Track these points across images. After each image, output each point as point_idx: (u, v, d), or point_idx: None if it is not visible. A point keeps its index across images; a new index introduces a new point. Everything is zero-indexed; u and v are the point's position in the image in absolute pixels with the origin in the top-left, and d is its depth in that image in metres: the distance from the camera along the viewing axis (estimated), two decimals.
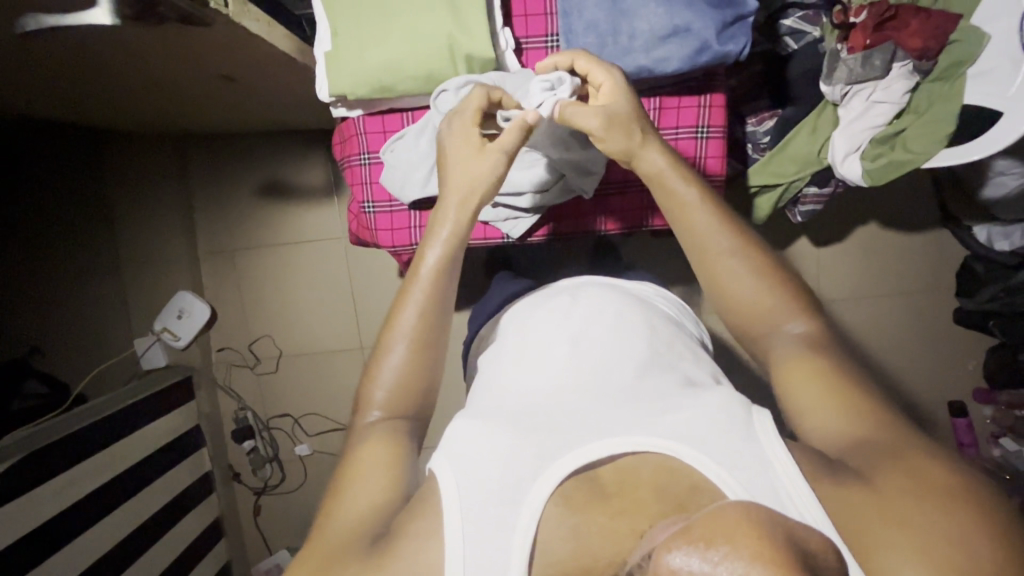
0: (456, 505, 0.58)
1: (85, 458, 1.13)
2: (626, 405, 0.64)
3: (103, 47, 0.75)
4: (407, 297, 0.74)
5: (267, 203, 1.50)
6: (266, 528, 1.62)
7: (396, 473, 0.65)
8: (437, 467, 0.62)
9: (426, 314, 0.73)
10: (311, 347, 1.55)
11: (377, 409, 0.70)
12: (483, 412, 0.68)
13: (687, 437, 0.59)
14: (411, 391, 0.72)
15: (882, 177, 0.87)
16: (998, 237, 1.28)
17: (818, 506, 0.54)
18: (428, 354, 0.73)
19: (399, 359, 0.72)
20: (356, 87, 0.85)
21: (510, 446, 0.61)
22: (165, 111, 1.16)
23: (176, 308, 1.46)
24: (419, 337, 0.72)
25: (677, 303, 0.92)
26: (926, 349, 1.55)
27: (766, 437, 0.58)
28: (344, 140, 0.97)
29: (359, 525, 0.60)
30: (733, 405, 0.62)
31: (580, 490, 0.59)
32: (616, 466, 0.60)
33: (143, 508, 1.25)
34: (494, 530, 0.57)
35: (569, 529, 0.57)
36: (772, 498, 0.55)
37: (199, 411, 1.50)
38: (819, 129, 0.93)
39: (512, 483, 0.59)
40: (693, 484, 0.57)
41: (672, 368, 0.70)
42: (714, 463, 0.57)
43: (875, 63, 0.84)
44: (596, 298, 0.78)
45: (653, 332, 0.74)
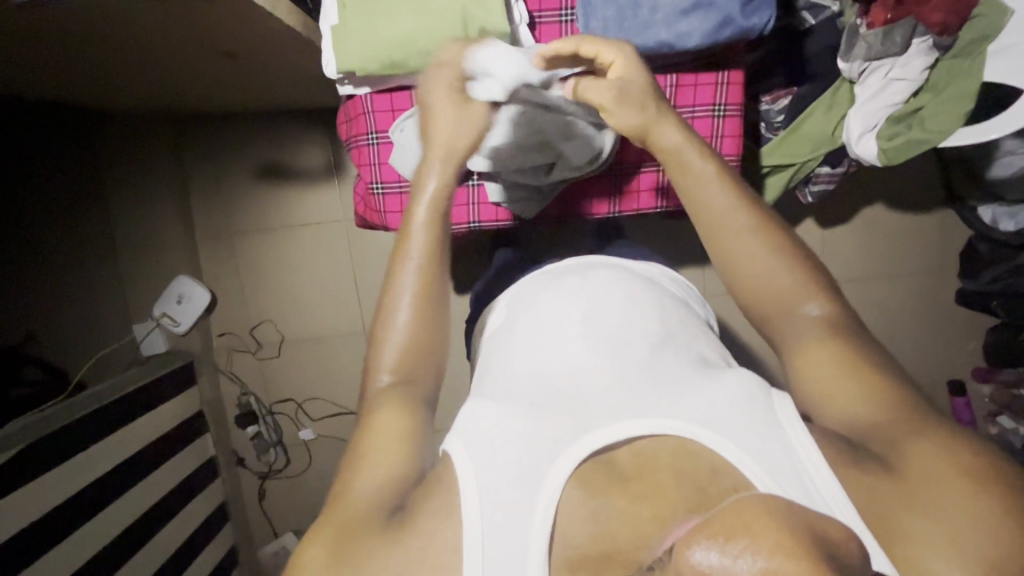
0: (473, 487, 0.57)
1: (90, 446, 1.11)
2: (644, 386, 0.63)
3: (101, 19, 0.71)
4: (402, 255, 0.74)
5: (265, 185, 1.47)
6: (271, 512, 1.63)
7: (410, 447, 0.64)
8: (451, 449, 0.61)
9: (427, 282, 0.73)
10: (313, 331, 1.54)
11: (386, 372, 0.71)
12: (495, 394, 0.67)
13: (708, 420, 0.59)
14: (422, 356, 0.72)
15: (897, 156, 0.85)
16: (1003, 217, 1.26)
17: (840, 489, 0.54)
18: (427, 317, 0.73)
19: (404, 322, 0.72)
20: (366, 62, 0.82)
21: (526, 428, 0.60)
22: (161, 89, 1.13)
23: (176, 293, 1.44)
24: (424, 298, 0.73)
25: (686, 285, 0.92)
26: (927, 330, 1.56)
27: (787, 421, 0.58)
28: (350, 119, 0.94)
29: (373, 499, 0.60)
30: (753, 387, 0.62)
31: (597, 474, 0.58)
32: (634, 449, 0.59)
33: (149, 494, 1.25)
34: (512, 513, 0.55)
35: (588, 513, 0.56)
36: (799, 489, 0.55)
37: (201, 397, 1.49)
38: (835, 106, 0.91)
39: (529, 465, 0.58)
40: (713, 467, 0.56)
41: (685, 348, 0.70)
42: (734, 445, 0.57)
43: (895, 38, 0.82)
44: (608, 277, 0.78)
45: (665, 312, 0.75)
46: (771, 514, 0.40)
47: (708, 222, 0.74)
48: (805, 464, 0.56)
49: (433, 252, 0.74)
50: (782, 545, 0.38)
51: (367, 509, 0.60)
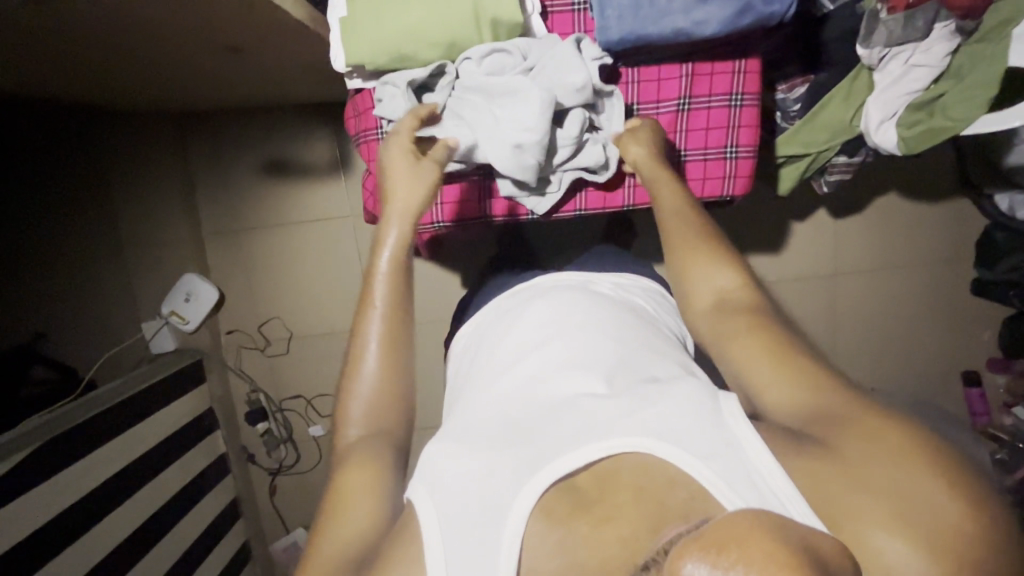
0: (436, 528, 0.58)
1: (100, 444, 1.11)
2: (600, 410, 0.63)
3: (105, 16, 0.70)
4: (367, 308, 0.76)
5: (270, 181, 1.46)
6: (282, 508, 1.63)
7: (376, 492, 0.65)
8: (415, 495, 0.62)
9: (391, 325, 0.75)
10: (321, 327, 1.53)
11: (354, 426, 0.71)
12: (462, 434, 0.68)
13: (660, 433, 0.58)
14: (390, 399, 0.73)
15: (916, 145, 0.84)
16: (1021, 206, 1.24)
17: (791, 485, 0.54)
18: (394, 344, 0.75)
19: (374, 357, 0.74)
20: (375, 55, 0.80)
21: (486, 468, 0.61)
22: (162, 86, 1.12)
23: (184, 291, 1.43)
24: (387, 340, 0.74)
25: (659, 296, 0.94)
26: (942, 320, 1.54)
27: (735, 423, 0.58)
28: (357, 114, 0.90)
29: (353, 546, 0.61)
30: (700, 395, 0.62)
31: (558, 502, 0.57)
32: (591, 473, 0.58)
33: (160, 492, 1.25)
34: (478, 553, 0.56)
35: (555, 545, 0.55)
36: (757, 492, 0.53)
37: (211, 394, 1.49)
38: (853, 96, 0.89)
39: (490, 501, 0.58)
40: (670, 480, 0.55)
41: (642, 368, 0.71)
42: (687, 454, 0.56)
43: (917, 24, 0.81)
44: (568, 305, 0.80)
45: (626, 335, 0.75)
46: (770, 529, 0.39)
47: (683, 256, 0.78)
48: (757, 467, 0.55)
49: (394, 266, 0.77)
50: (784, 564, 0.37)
51: (349, 556, 0.61)
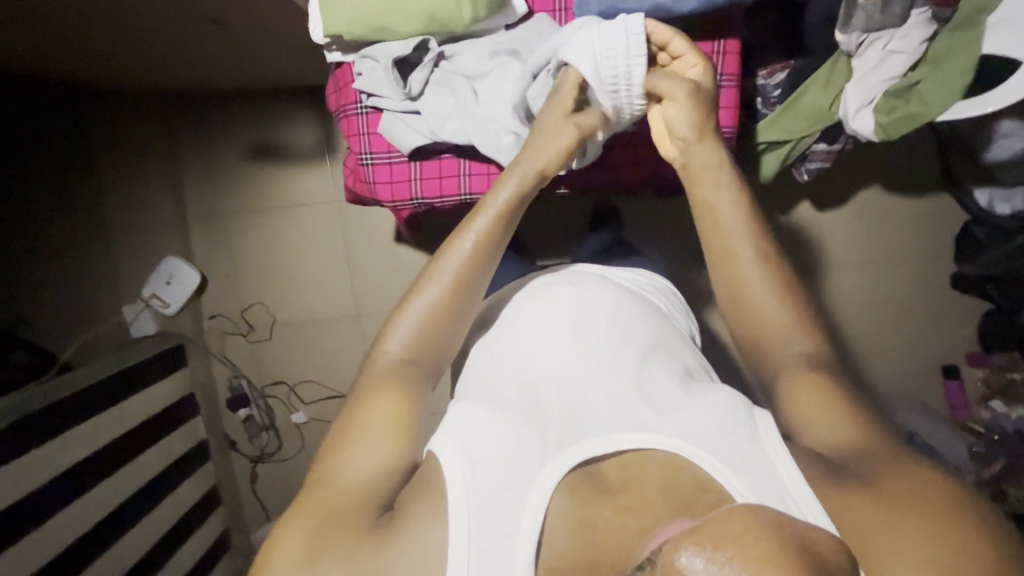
0: (466, 491, 0.59)
1: (77, 423, 1.11)
2: (632, 397, 0.66)
3: None
4: (433, 271, 0.75)
5: (255, 165, 1.45)
6: (264, 495, 1.62)
7: (406, 441, 0.68)
8: (440, 449, 0.63)
9: (451, 296, 0.74)
10: (305, 313, 1.52)
11: (400, 346, 0.73)
12: (485, 399, 0.69)
13: (694, 437, 0.62)
14: (432, 348, 0.74)
15: (895, 131, 0.85)
16: (999, 201, 1.25)
17: (818, 505, 0.58)
18: (462, 302, 0.75)
19: (436, 296, 0.74)
20: (352, 25, 0.79)
21: (518, 438, 0.63)
22: (143, 65, 1.11)
23: (166, 274, 1.44)
24: (446, 309, 0.74)
25: (671, 295, 0.95)
26: (924, 315, 1.55)
27: (770, 442, 0.62)
28: (338, 89, 0.90)
29: (369, 487, 0.64)
30: (736, 403, 0.66)
31: (585, 483, 0.61)
32: (617, 462, 0.62)
33: (138, 475, 1.24)
34: (501, 517, 0.58)
35: (575, 521, 0.59)
36: (777, 499, 0.58)
37: (193, 379, 1.48)
38: (832, 81, 0.90)
39: (519, 471, 0.60)
40: (700, 482, 0.59)
41: (669, 360, 0.74)
42: (716, 459, 0.60)
43: (894, 10, 0.82)
44: (597, 290, 0.81)
45: (653, 326, 0.78)
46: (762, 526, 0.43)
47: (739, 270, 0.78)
48: (784, 483, 0.59)
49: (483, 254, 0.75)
50: (770, 556, 0.41)
51: (364, 494, 0.64)
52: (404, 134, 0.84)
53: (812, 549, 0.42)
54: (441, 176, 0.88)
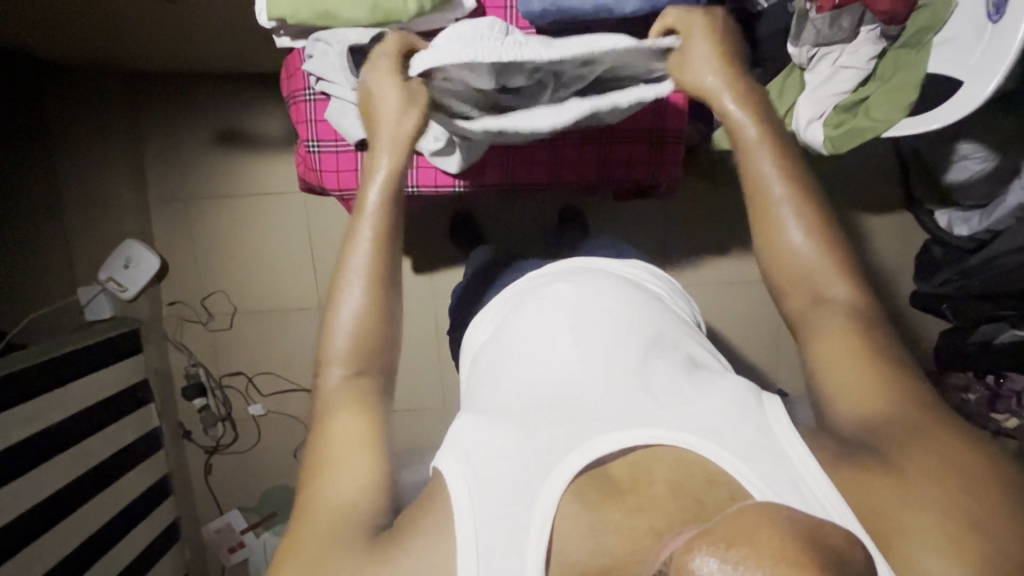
0: (468, 502, 0.54)
1: (19, 402, 1.08)
2: (634, 393, 0.61)
3: None
4: (354, 240, 0.70)
5: (222, 153, 1.44)
6: (217, 488, 1.59)
7: (376, 442, 0.62)
8: (445, 465, 0.58)
9: (375, 263, 0.69)
10: (267, 303, 1.51)
11: (336, 365, 0.67)
12: (486, 406, 0.64)
13: (704, 430, 0.56)
14: (373, 339, 0.68)
15: (843, 145, 0.85)
16: (958, 222, 1.29)
17: (841, 500, 0.51)
18: (381, 303, 0.68)
19: (354, 303, 0.68)
20: (298, 10, 0.77)
21: (518, 443, 0.57)
22: (105, 43, 1.10)
23: (123, 257, 1.41)
24: (373, 274, 0.69)
25: (668, 281, 0.90)
26: None
27: (782, 428, 0.56)
28: (291, 74, 0.89)
29: (355, 506, 0.58)
30: (743, 392, 0.60)
31: (592, 484, 0.56)
32: (626, 461, 0.57)
33: (81, 460, 1.21)
34: (506, 529, 0.53)
35: (587, 528, 0.53)
36: (793, 490, 0.52)
37: (147, 365, 1.46)
38: (785, 93, 0.92)
39: (522, 479, 0.55)
40: (709, 476, 0.54)
41: (673, 351, 0.68)
42: (730, 454, 0.54)
43: (843, 25, 0.83)
44: (593, 282, 0.76)
45: (654, 315, 0.72)
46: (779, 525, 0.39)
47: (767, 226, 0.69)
48: (804, 474, 0.53)
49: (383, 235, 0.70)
50: (786, 557, 0.37)
51: (353, 514, 0.57)
52: (347, 124, 0.83)
53: (821, 541, 0.39)
54: None
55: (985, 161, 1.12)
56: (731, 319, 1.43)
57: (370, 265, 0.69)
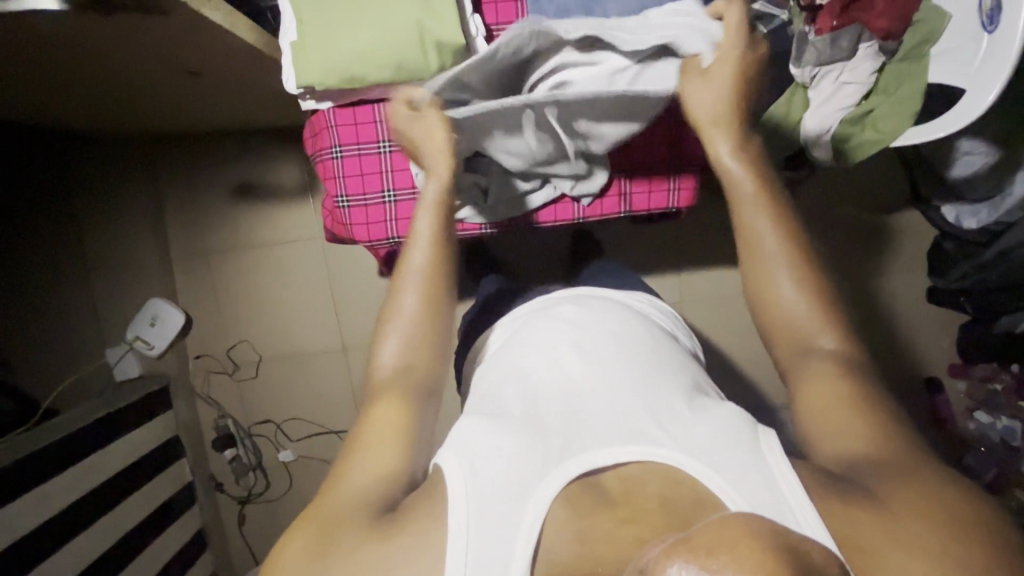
0: (463, 500, 0.54)
1: (61, 471, 1.10)
2: (633, 408, 0.61)
3: (70, 59, 0.72)
4: (407, 262, 0.73)
5: (238, 206, 1.47)
6: (251, 537, 1.59)
7: (407, 442, 0.63)
8: (444, 461, 0.58)
9: (429, 284, 0.72)
10: (291, 349, 1.53)
11: (388, 364, 0.69)
12: (489, 412, 0.65)
13: (695, 448, 0.56)
14: (429, 356, 0.70)
15: (853, 156, 0.90)
16: (966, 216, 1.26)
17: (823, 528, 0.51)
18: (432, 321, 0.71)
19: (408, 320, 0.71)
20: (326, 77, 0.79)
21: (517, 446, 0.58)
22: (122, 116, 1.12)
23: (150, 315, 1.41)
24: (429, 289, 0.72)
25: (671, 315, 0.91)
26: (906, 331, 1.56)
27: (771, 454, 0.56)
28: (315, 134, 0.92)
29: (372, 493, 0.59)
30: (738, 424, 0.59)
31: (583, 495, 0.56)
32: (618, 475, 0.57)
33: (120, 524, 1.22)
34: (498, 526, 0.53)
35: (573, 534, 0.54)
36: (772, 509, 0.52)
37: (177, 421, 1.47)
38: (793, 109, 0.92)
39: (517, 479, 0.56)
40: (696, 497, 0.54)
41: (676, 372, 0.68)
42: (716, 472, 0.55)
43: (842, 44, 0.85)
44: (602, 308, 0.77)
45: (654, 338, 0.73)
46: (760, 533, 0.38)
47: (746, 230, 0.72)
48: (785, 491, 0.53)
49: (437, 270, 0.73)
50: (766, 565, 0.36)
51: (372, 496, 0.58)
52: (424, 185, 0.90)
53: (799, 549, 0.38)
54: None
55: (987, 156, 1.14)
56: (749, 328, 1.45)
57: (422, 284, 0.72)
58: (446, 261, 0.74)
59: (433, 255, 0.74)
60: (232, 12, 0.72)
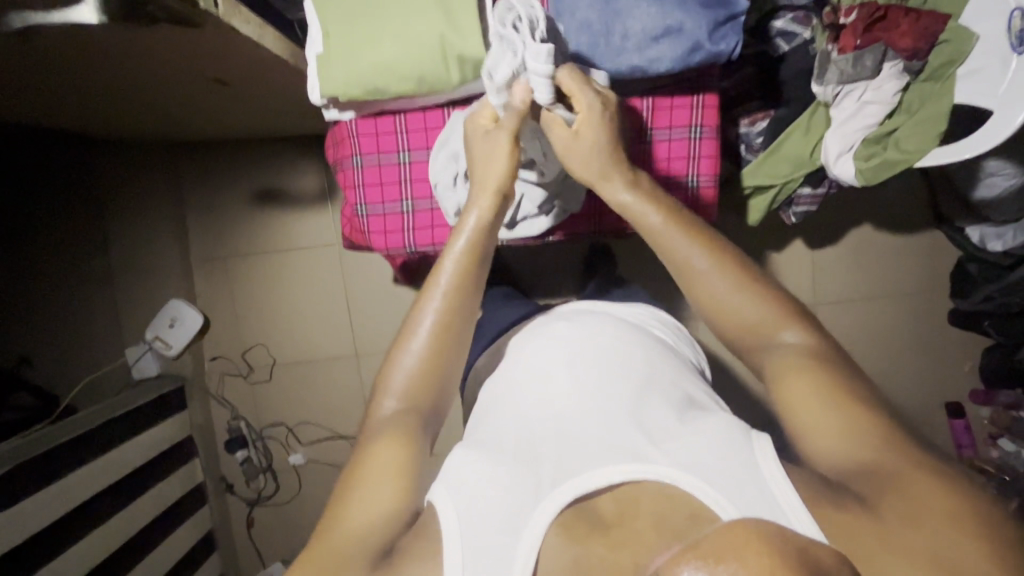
0: (457, 531, 0.54)
1: (75, 468, 1.11)
2: (626, 430, 0.60)
3: (102, 72, 0.75)
4: (432, 285, 0.71)
5: (256, 211, 1.49)
6: (258, 539, 1.59)
7: (409, 478, 0.61)
8: (438, 497, 0.58)
9: (452, 313, 0.70)
10: (307, 354, 1.54)
11: (393, 397, 0.67)
12: (484, 440, 0.64)
13: (689, 464, 0.55)
14: (432, 382, 0.68)
15: (874, 176, 0.87)
16: (992, 238, 1.23)
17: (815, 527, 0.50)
18: (447, 351, 0.69)
19: (420, 347, 0.69)
20: (348, 89, 0.80)
21: (510, 476, 0.58)
22: (144, 123, 1.14)
23: (169, 317, 1.43)
24: (444, 321, 0.69)
25: (675, 329, 0.90)
26: (927, 354, 1.48)
27: (767, 467, 0.54)
28: (336, 143, 0.94)
29: (370, 533, 0.57)
30: (733, 430, 0.58)
31: (579, 521, 0.55)
32: (613, 496, 0.56)
33: (132, 522, 1.23)
34: (494, 561, 0.53)
35: (570, 561, 0.53)
36: (766, 512, 0.52)
37: (191, 421, 1.49)
38: (812, 130, 0.93)
39: (511, 509, 0.55)
40: (692, 512, 0.52)
41: (671, 388, 0.67)
42: (711, 486, 0.53)
43: (866, 63, 0.85)
44: (597, 323, 0.76)
45: (656, 354, 0.72)
46: (766, 535, 0.38)
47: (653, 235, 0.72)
48: (780, 500, 0.52)
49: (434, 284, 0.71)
50: (772, 570, 0.36)
51: (363, 542, 0.57)
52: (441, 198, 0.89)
53: (812, 558, 0.37)
54: (434, 226, 0.92)
55: (1013, 177, 1.12)
56: None
57: (444, 301, 0.70)
58: (470, 287, 0.71)
59: (459, 270, 0.71)
60: (260, 26, 0.73)
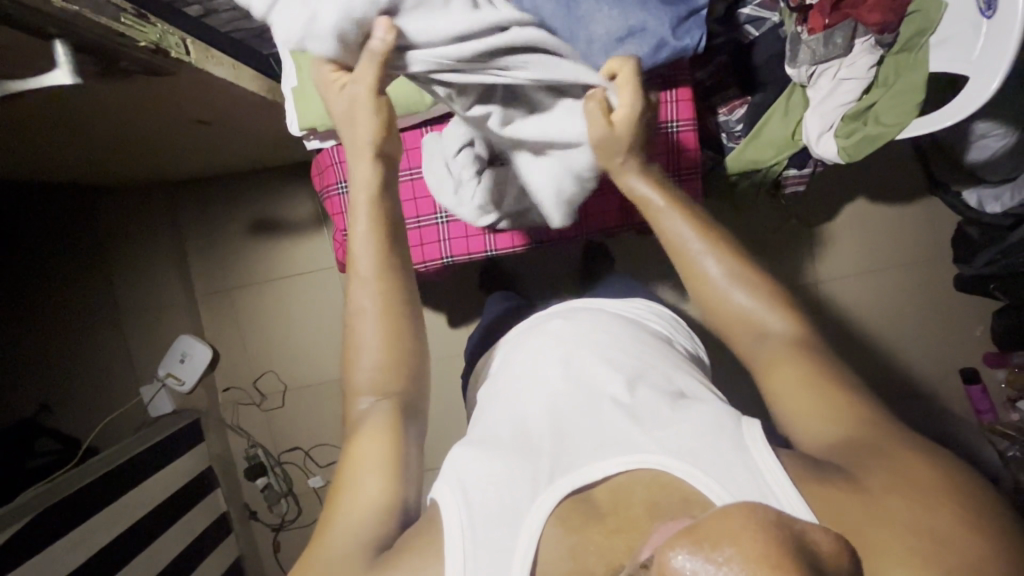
0: (456, 525, 0.55)
1: (95, 511, 1.13)
2: (617, 422, 0.61)
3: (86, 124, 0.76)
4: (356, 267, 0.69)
5: (253, 241, 1.52)
6: (286, 563, 1.61)
7: (396, 465, 0.62)
8: (438, 493, 0.58)
9: (387, 291, 0.68)
10: (316, 377, 1.56)
11: (366, 393, 0.67)
12: (483, 438, 0.65)
13: (681, 452, 0.56)
14: (399, 368, 0.68)
15: (857, 152, 0.87)
16: (989, 200, 1.22)
17: (800, 501, 0.51)
18: (398, 333, 0.68)
19: (372, 329, 0.68)
20: (325, 120, 0.82)
21: (508, 471, 0.58)
22: (132, 167, 1.16)
23: (178, 352, 1.44)
24: (386, 303, 0.68)
25: (671, 318, 0.91)
26: (937, 322, 1.46)
27: (757, 448, 0.55)
28: (321, 171, 0.96)
29: (361, 530, 0.58)
30: (722, 415, 0.60)
31: (575, 510, 0.55)
32: (608, 486, 0.57)
33: (158, 558, 1.24)
34: (494, 554, 0.53)
35: (567, 549, 0.53)
36: (755, 493, 0.52)
37: (210, 453, 1.51)
38: (791, 111, 0.94)
39: (509, 502, 0.56)
40: (682, 497, 0.53)
41: (662, 381, 0.68)
42: (698, 471, 0.54)
43: (836, 41, 0.86)
44: (591, 319, 0.78)
45: (647, 348, 0.74)
46: (759, 522, 0.38)
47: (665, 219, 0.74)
48: (768, 481, 0.53)
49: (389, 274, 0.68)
50: (768, 556, 0.36)
51: (359, 543, 0.57)
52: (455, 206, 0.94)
53: (801, 544, 0.38)
54: None
55: (1004, 137, 1.10)
56: None
57: (379, 285, 0.68)
58: (392, 258, 0.69)
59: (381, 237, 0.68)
60: (235, 66, 0.75)
